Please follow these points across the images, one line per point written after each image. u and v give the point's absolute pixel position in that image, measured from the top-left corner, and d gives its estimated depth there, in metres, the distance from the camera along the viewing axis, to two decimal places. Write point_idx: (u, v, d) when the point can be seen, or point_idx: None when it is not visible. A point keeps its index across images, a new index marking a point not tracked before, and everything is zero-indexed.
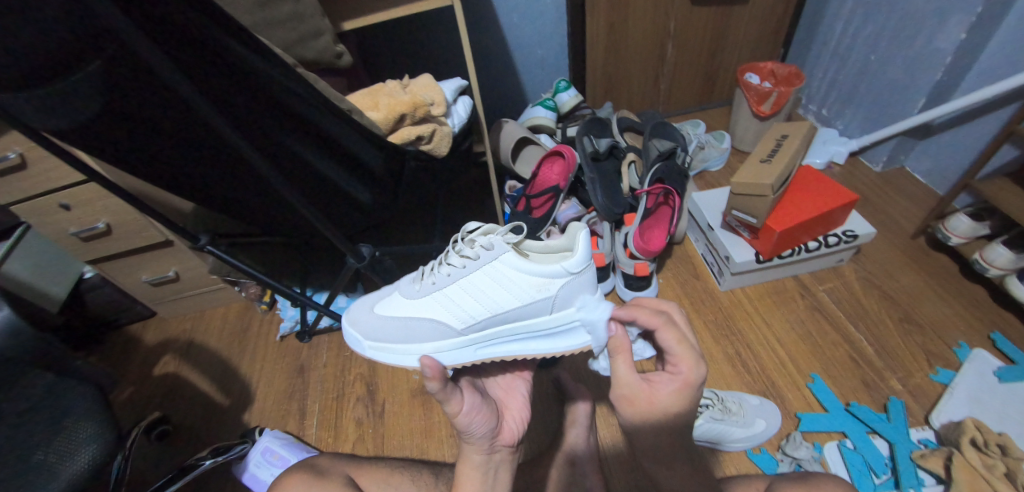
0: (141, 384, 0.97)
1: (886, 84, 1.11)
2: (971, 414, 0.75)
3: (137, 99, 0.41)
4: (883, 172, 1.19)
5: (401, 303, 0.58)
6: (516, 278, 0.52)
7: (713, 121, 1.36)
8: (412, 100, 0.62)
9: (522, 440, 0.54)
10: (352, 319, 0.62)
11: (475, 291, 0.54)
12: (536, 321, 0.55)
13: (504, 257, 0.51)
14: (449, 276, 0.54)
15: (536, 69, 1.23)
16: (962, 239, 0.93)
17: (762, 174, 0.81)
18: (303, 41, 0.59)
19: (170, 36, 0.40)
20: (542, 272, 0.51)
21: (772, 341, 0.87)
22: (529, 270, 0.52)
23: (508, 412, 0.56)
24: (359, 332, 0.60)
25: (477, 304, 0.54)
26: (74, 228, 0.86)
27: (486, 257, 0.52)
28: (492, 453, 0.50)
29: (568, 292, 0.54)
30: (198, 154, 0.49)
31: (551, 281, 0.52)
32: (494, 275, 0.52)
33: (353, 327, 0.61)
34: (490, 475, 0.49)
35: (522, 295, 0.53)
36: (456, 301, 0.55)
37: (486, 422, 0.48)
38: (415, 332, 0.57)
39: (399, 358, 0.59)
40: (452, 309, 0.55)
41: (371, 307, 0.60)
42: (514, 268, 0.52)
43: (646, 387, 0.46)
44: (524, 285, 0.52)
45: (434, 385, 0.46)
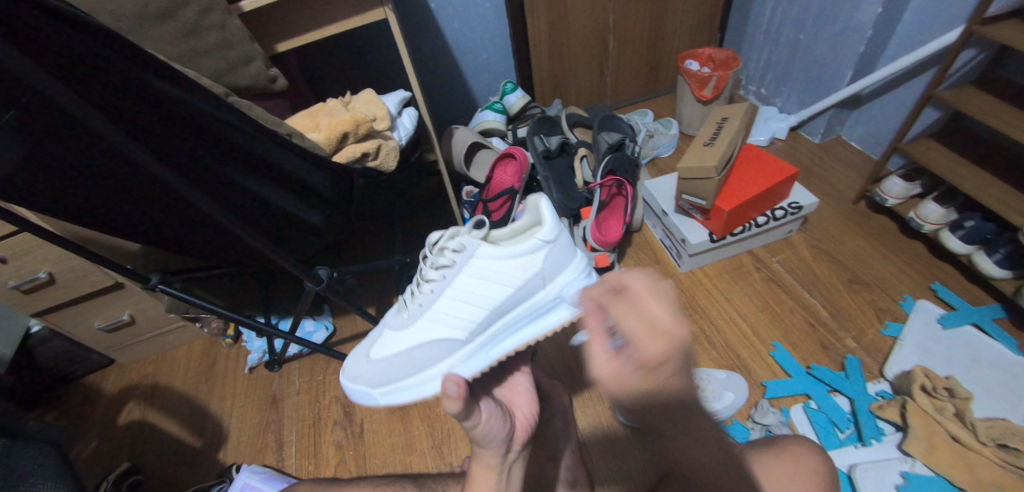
0: (105, 436, 0.92)
1: (817, 60, 1.17)
2: (919, 362, 0.80)
3: (63, 145, 0.40)
4: (822, 142, 1.25)
5: (397, 337, 0.57)
6: (498, 268, 0.52)
7: (661, 109, 1.41)
8: (353, 118, 0.62)
9: (534, 435, 0.53)
10: (356, 373, 0.60)
11: (464, 297, 0.54)
12: (534, 302, 0.56)
13: (478, 252, 0.52)
14: (433, 292, 0.54)
15: (483, 73, 1.24)
16: (897, 199, 1.00)
17: (705, 157, 0.84)
18: (234, 68, 0.57)
19: (91, 80, 0.39)
20: (519, 251, 0.52)
21: (733, 315, 0.91)
22: (506, 254, 0.52)
23: (516, 409, 0.54)
24: (368, 384, 0.59)
25: (472, 307, 0.54)
26: (14, 281, 0.81)
27: (460, 260, 0.53)
28: (507, 454, 0.48)
29: (553, 260, 0.55)
30: (135, 194, 0.48)
31: (532, 256, 0.53)
32: (477, 275, 0.53)
33: (360, 382, 0.59)
34: (505, 475, 0.48)
35: (513, 281, 0.53)
36: (449, 313, 0.55)
37: (502, 426, 0.47)
38: (422, 358, 0.56)
39: (417, 392, 0.57)
40: (451, 322, 0.55)
41: (371, 353, 0.60)
42: (493, 259, 0.52)
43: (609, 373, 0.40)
44: (510, 271, 0.53)
45: (454, 405, 0.41)
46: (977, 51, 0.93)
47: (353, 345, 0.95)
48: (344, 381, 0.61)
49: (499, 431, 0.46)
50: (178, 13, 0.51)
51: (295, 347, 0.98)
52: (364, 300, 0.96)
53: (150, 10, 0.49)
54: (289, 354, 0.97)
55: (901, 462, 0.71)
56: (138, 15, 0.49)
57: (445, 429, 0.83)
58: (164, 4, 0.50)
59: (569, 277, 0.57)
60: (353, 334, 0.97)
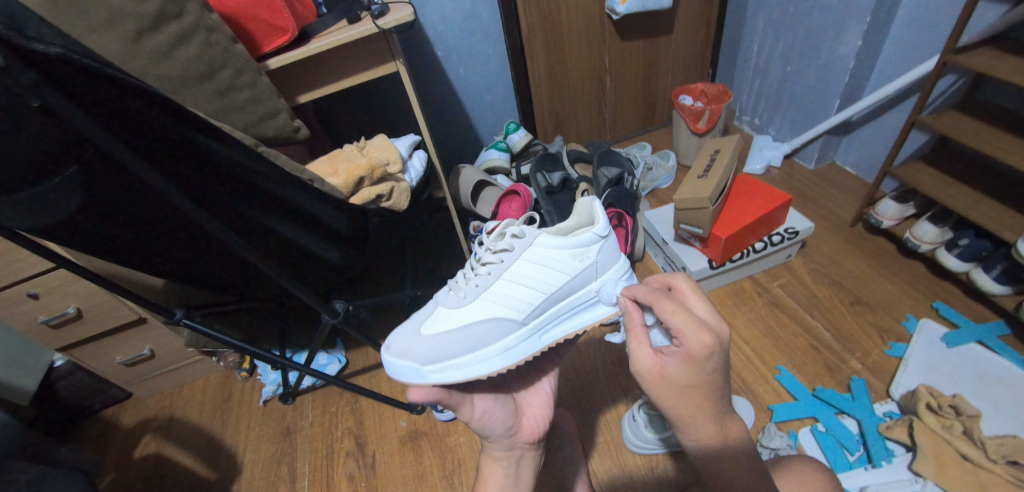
0: (121, 469, 0.93)
1: (806, 90, 1.22)
2: (925, 381, 0.81)
3: (112, 193, 0.44)
4: (817, 168, 1.29)
5: (452, 315, 0.55)
6: (557, 255, 0.55)
7: (659, 141, 1.47)
8: (368, 163, 0.67)
9: (543, 437, 0.59)
10: (405, 347, 0.55)
11: (524, 280, 0.55)
12: (588, 291, 0.58)
13: (539, 240, 0.54)
14: (491, 274, 0.55)
15: (488, 113, 1.31)
16: (892, 221, 1.02)
17: (699, 189, 0.88)
18: (262, 120, 0.63)
19: (139, 136, 0.43)
20: (576, 243, 0.55)
21: (737, 340, 0.92)
22: (565, 244, 0.55)
23: (529, 409, 0.60)
24: (416, 360, 0.54)
25: (530, 290, 0.55)
26: (43, 316, 0.85)
27: (521, 246, 0.54)
28: (512, 449, 0.56)
29: (605, 254, 0.58)
30: (171, 235, 0.52)
31: (586, 248, 0.56)
32: (537, 261, 0.55)
33: (407, 358, 0.54)
34: (512, 469, 0.56)
35: (569, 269, 0.56)
36: (508, 294, 0.55)
37: (502, 419, 0.56)
38: (478, 337, 0.54)
39: (470, 368, 0.54)
40: (510, 301, 0.55)
41: (420, 328, 0.56)
42: (553, 247, 0.55)
43: (656, 363, 0.44)
44: (567, 260, 0.55)
45: (432, 398, 0.52)
46: (957, 76, 0.97)
47: (365, 377, 0.97)
48: (387, 355, 0.56)
49: (496, 422, 0.55)
50: (215, 74, 0.56)
51: (309, 380, 1.00)
52: (375, 333, 0.99)
53: (191, 73, 0.54)
54: (303, 386, 0.99)
55: (913, 483, 0.70)
56: (180, 78, 0.54)
57: (455, 459, 0.84)
58: (203, 67, 0.55)
59: (618, 269, 0.60)
60: (364, 366, 0.99)
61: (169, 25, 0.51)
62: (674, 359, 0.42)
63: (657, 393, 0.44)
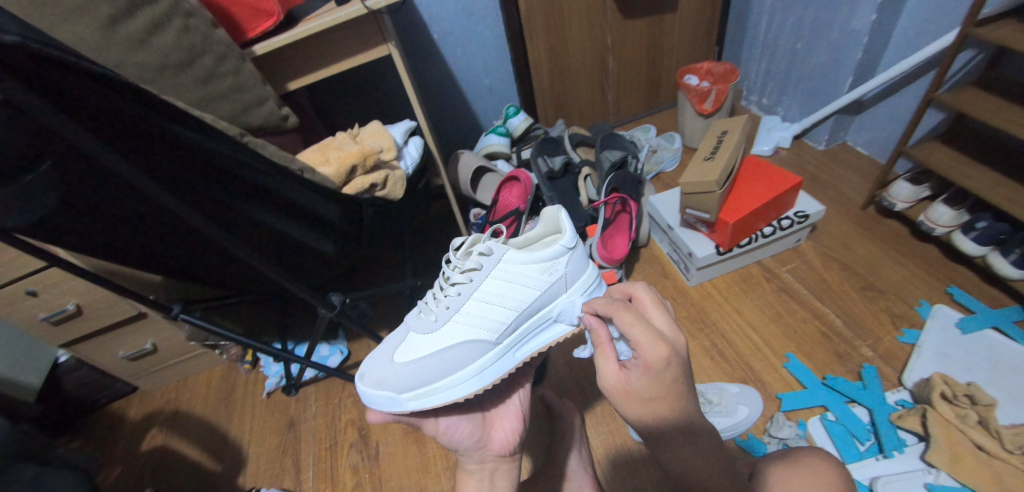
0: (128, 463, 0.94)
1: (816, 68, 1.18)
2: (939, 369, 0.79)
3: (90, 189, 0.43)
4: (827, 149, 1.25)
5: (424, 340, 0.54)
6: (525, 271, 0.52)
7: (663, 123, 1.43)
8: (361, 150, 0.65)
9: (515, 448, 0.58)
10: (381, 376, 0.54)
11: (494, 300, 0.52)
12: (558, 305, 0.55)
13: (506, 257, 0.51)
14: (460, 295, 0.52)
15: (487, 97, 1.27)
16: (906, 203, 0.99)
17: (706, 172, 0.85)
18: (248, 109, 0.61)
19: (111, 127, 0.41)
20: (544, 257, 0.52)
21: (744, 327, 0.91)
22: (533, 258, 0.52)
23: (498, 422, 0.60)
24: (393, 389, 0.53)
25: (501, 309, 0.53)
26: (43, 313, 0.85)
27: (488, 264, 0.52)
28: (483, 462, 0.57)
29: (575, 266, 0.55)
30: (155, 232, 0.50)
31: (555, 261, 0.53)
32: (506, 279, 0.52)
33: (384, 387, 0.53)
34: (486, 482, 0.55)
35: (539, 284, 0.53)
36: (480, 315, 0.53)
37: (466, 432, 0.58)
38: (453, 360, 0.53)
39: (448, 392, 0.53)
40: (481, 322, 0.53)
41: (393, 356, 0.54)
42: (521, 262, 0.52)
43: (620, 377, 0.45)
44: (536, 275, 0.53)
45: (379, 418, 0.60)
46: (976, 51, 0.93)
47: None
48: (364, 384, 0.55)
49: (463, 437, 0.57)
50: (196, 62, 0.54)
51: (311, 372, 1.00)
52: (377, 324, 0.98)
53: (170, 60, 0.52)
54: (305, 378, 0.99)
55: (925, 474, 0.69)
56: (158, 66, 0.52)
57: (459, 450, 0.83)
58: (182, 55, 0.53)
59: (590, 278, 0.57)
60: (366, 357, 0.98)
61: (143, 11, 0.49)
62: (636, 372, 0.43)
63: (626, 407, 0.45)
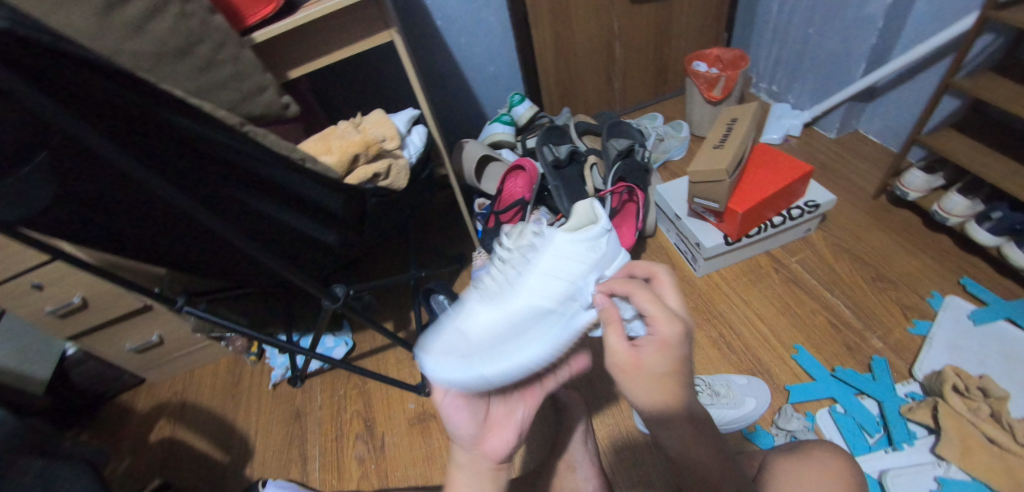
0: (137, 453, 0.95)
1: (828, 54, 1.15)
2: (950, 361, 0.78)
3: (86, 179, 0.42)
4: (838, 137, 1.22)
5: (480, 315, 0.50)
6: (576, 249, 0.54)
7: (670, 112, 1.40)
8: (363, 139, 0.63)
9: (507, 460, 0.47)
10: (447, 349, 0.47)
11: (553, 274, 0.53)
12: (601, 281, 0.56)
13: (557, 238, 0.54)
14: (518, 274, 0.53)
15: (491, 86, 1.25)
16: (919, 193, 0.97)
17: (714, 160, 0.83)
18: (248, 97, 0.60)
19: (107, 117, 0.40)
20: (587, 236, 0.55)
21: (753, 318, 0.89)
22: (580, 238, 0.55)
23: (499, 424, 0.49)
24: (448, 357, 0.47)
25: (558, 282, 0.52)
26: (50, 306, 0.85)
27: (542, 245, 0.54)
28: (474, 459, 0.48)
29: (610, 247, 0.58)
30: (155, 221, 0.50)
31: (597, 241, 0.56)
32: (561, 255, 0.53)
33: (438, 356, 0.47)
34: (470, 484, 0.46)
35: (587, 260, 0.55)
36: (539, 289, 0.52)
37: (468, 419, 0.49)
38: (516, 328, 0.49)
39: (518, 362, 0.48)
40: (543, 291, 0.52)
41: (457, 333, 0.49)
42: (571, 242, 0.54)
43: (631, 352, 0.43)
44: (584, 252, 0.55)
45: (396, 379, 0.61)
46: (995, 36, 0.90)
47: (372, 360, 0.97)
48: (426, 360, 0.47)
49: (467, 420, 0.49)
50: (194, 50, 0.53)
51: (316, 363, 1.00)
52: (381, 316, 0.98)
53: (167, 48, 0.51)
54: (311, 369, 0.99)
55: (935, 467, 0.68)
56: (156, 54, 0.51)
57: None
58: (180, 42, 0.51)
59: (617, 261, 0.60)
60: (370, 348, 0.98)
61: None
62: (649, 347, 0.43)
63: (631, 386, 0.43)
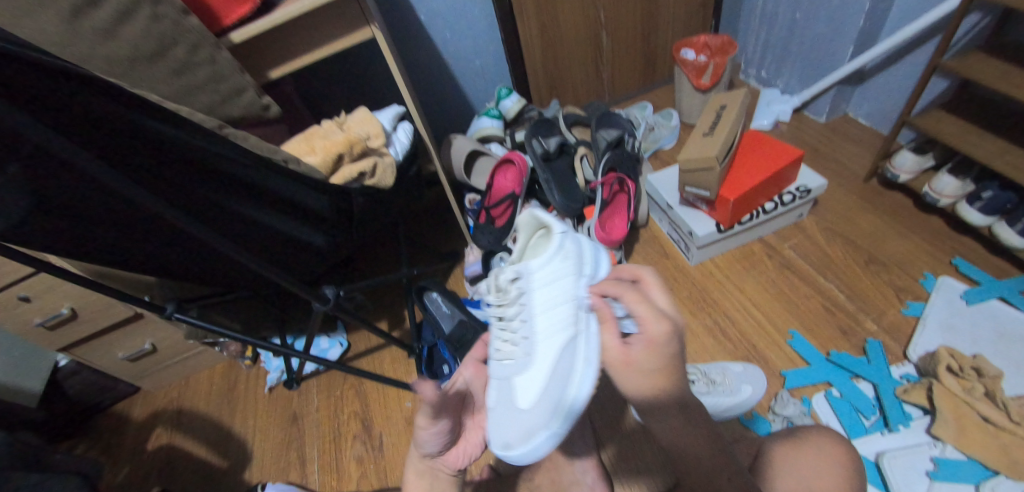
0: (135, 463, 0.94)
1: (816, 37, 1.14)
2: (944, 342, 0.78)
3: (59, 189, 0.41)
4: (828, 121, 1.22)
5: (523, 386, 0.48)
6: (553, 268, 0.48)
7: (660, 101, 1.40)
8: (347, 139, 0.62)
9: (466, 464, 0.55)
10: (512, 435, 0.46)
11: (551, 306, 0.47)
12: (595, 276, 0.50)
13: (530, 271, 0.48)
14: (524, 329, 0.49)
15: (478, 79, 1.24)
16: (910, 175, 0.97)
17: (705, 148, 0.83)
18: (228, 100, 0.58)
19: (78, 123, 0.39)
20: (554, 248, 0.49)
21: (747, 305, 0.90)
22: (549, 256, 0.49)
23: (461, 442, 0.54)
24: (526, 437, 0.45)
25: (561, 309, 0.47)
26: (38, 319, 0.84)
27: (524, 288, 0.49)
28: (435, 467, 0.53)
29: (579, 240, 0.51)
30: (135, 228, 0.49)
31: (565, 244, 0.50)
32: (546, 284, 0.48)
33: (514, 442, 0.46)
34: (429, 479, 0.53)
35: (569, 269, 0.48)
36: (551, 327, 0.47)
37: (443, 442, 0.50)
38: (558, 376, 0.45)
39: (580, 398, 0.44)
40: (556, 325, 0.46)
41: (513, 410, 0.48)
42: (543, 265, 0.48)
43: (619, 349, 0.41)
44: (561, 266, 0.48)
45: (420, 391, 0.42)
46: (982, 15, 0.89)
47: (368, 360, 0.96)
48: (500, 448, 0.47)
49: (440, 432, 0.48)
50: (168, 52, 0.51)
51: (311, 365, 1.00)
52: (375, 315, 0.97)
53: (141, 51, 0.50)
54: (306, 372, 0.98)
55: (931, 447, 0.69)
56: (129, 58, 0.49)
57: None
58: (153, 45, 0.50)
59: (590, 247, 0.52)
60: (366, 348, 0.98)
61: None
62: (637, 344, 0.40)
63: (624, 384, 0.41)
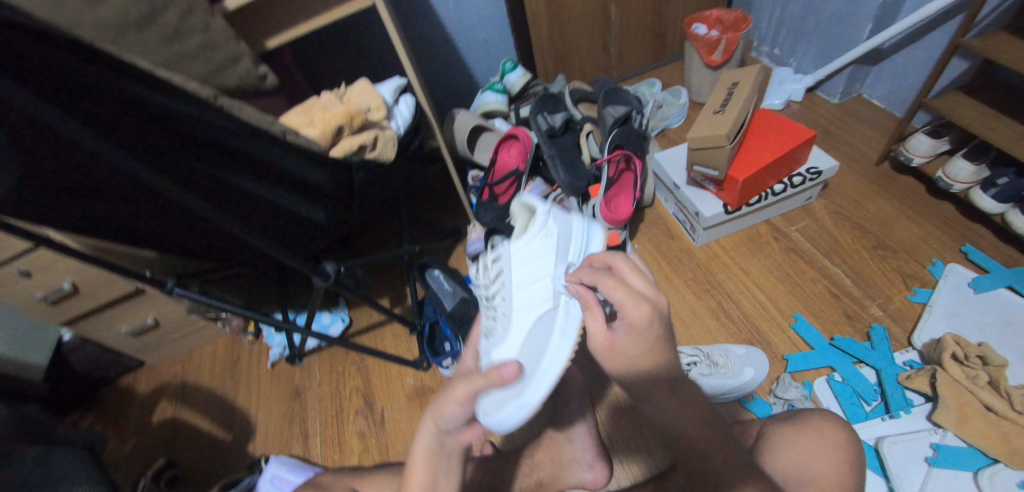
0: (142, 434, 0.96)
1: (834, 13, 1.10)
2: (949, 329, 0.77)
3: (52, 160, 0.39)
4: (842, 102, 1.19)
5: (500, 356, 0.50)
6: (532, 247, 0.52)
7: (668, 78, 1.36)
8: (346, 110, 0.61)
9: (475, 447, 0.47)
10: (487, 405, 0.45)
11: (529, 286, 0.51)
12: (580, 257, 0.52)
13: (511, 251, 0.53)
14: (505, 304, 0.52)
15: (482, 53, 1.21)
16: (923, 159, 0.94)
17: (714, 126, 0.81)
18: (223, 68, 0.57)
19: (72, 94, 0.37)
20: (535, 228, 0.52)
21: (751, 288, 0.89)
22: (528, 237, 0.53)
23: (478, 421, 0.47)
24: (506, 405, 0.45)
25: (538, 285, 0.51)
26: (41, 293, 0.84)
27: (505, 266, 0.53)
28: (446, 448, 0.45)
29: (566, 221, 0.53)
30: (130, 201, 0.48)
31: (547, 224, 0.52)
32: (524, 261, 0.52)
33: (499, 411, 0.45)
34: (439, 465, 0.44)
35: (548, 248, 0.52)
36: (528, 301, 0.51)
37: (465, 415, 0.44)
38: (533, 347, 0.48)
39: (554, 373, 0.46)
40: (533, 300, 0.50)
41: None
42: (524, 245, 0.53)
43: (606, 336, 0.42)
44: (540, 244, 0.52)
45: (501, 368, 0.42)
46: None
47: (369, 336, 0.96)
48: (485, 420, 0.45)
49: (478, 388, 0.42)
50: (159, 17, 0.49)
51: (313, 341, 1.00)
52: (376, 292, 0.97)
53: (131, 16, 0.48)
54: (308, 348, 0.99)
55: (931, 434, 0.69)
56: (119, 23, 0.47)
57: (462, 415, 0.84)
58: (143, 10, 0.48)
59: (583, 225, 0.54)
60: (368, 325, 0.98)
61: None
62: (622, 331, 0.41)
63: (612, 368, 0.43)
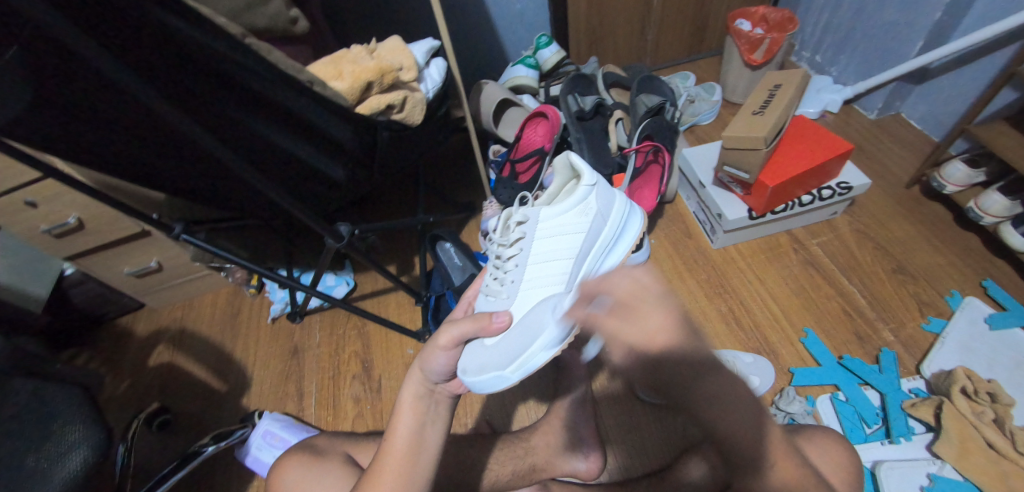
0: (137, 376, 0.96)
1: (883, 25, 1.05)
2: (961, 362, 0.76)
3: (69, 84, 0.37)
4: (878, 118, 1.15)
5: None
6: (565, 220, 0.51)
7: (703, 73, 1.32)
8: (378, 66, 0.57)
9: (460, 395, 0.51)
10: (474, 362, 0.46)
11: (551, 256, 0.51)
12: (607, 238, 0.54)
13: (542, 215, 0.52)
14: (518, 268, 0.51)
15: (515, 26, 1.17)
16: (957, 187, 0.91)
17: (752, 127, 0.78)
18: (252, 7, 0.54)
19: (96, 13, 0.35)
20: (574, 201, 0.52)
21: (765, 297, 0.87)
22: (565, 208, 0.52)
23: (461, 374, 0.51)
24: (495, 368, 0.46)
25: (560, 263, 0.51)
26: (45, 225, 0.82)
27: (530, 230, 0.52)
28: (433, 392, 0.49)
29: (604, 199, 0.54)
30: (149, 142, 0.46)
31: (587, 201, 0.52)
32: (553, 232, 0.51)
33: (485, 371, 0.46)
34: (428, 409, 0.47)
35: (581, 227, 0.52)
36: (544, 276, 0.51)
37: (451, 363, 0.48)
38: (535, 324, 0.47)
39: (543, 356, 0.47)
40: (550, 277, 0.50)
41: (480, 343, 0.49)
42: (558, 214, 0.51)
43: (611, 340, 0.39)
44: (574, 220, 0.51)
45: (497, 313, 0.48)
46: None
47: (372, 302, 0.96)
48: (469, 376, 0.46)
49: (467, 331, 0.47)
50: None
51: (316, 300, 1.00)
52: (385, 259, 0.96)
53: None
54: (311, 306, 0.99)
55: (929, 463, 0.68)
56: None
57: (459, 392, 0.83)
58: None
59: (621, 207, 0.56)
60: (373, 291, 0.97)
61: None
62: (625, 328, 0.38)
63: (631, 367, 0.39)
